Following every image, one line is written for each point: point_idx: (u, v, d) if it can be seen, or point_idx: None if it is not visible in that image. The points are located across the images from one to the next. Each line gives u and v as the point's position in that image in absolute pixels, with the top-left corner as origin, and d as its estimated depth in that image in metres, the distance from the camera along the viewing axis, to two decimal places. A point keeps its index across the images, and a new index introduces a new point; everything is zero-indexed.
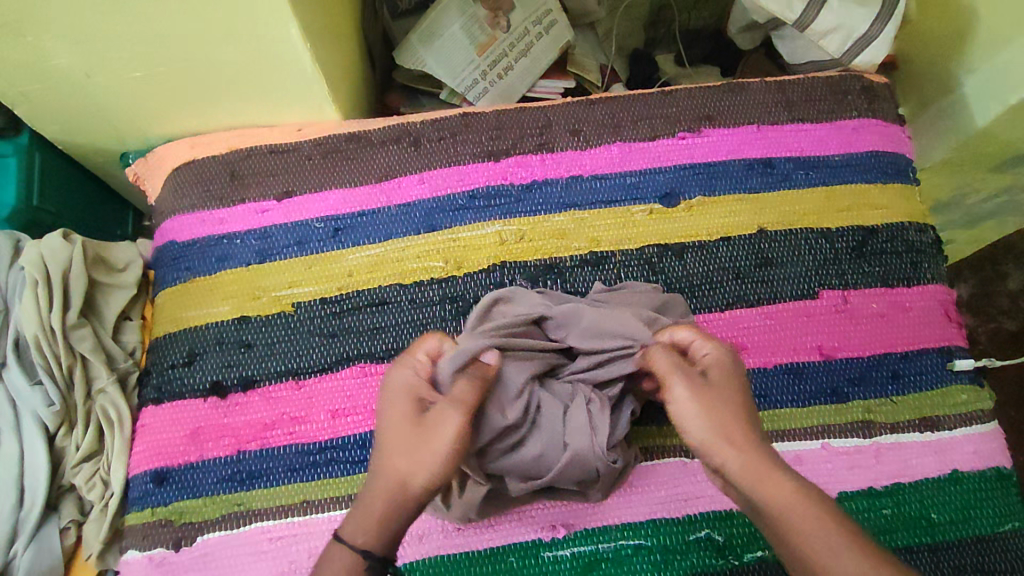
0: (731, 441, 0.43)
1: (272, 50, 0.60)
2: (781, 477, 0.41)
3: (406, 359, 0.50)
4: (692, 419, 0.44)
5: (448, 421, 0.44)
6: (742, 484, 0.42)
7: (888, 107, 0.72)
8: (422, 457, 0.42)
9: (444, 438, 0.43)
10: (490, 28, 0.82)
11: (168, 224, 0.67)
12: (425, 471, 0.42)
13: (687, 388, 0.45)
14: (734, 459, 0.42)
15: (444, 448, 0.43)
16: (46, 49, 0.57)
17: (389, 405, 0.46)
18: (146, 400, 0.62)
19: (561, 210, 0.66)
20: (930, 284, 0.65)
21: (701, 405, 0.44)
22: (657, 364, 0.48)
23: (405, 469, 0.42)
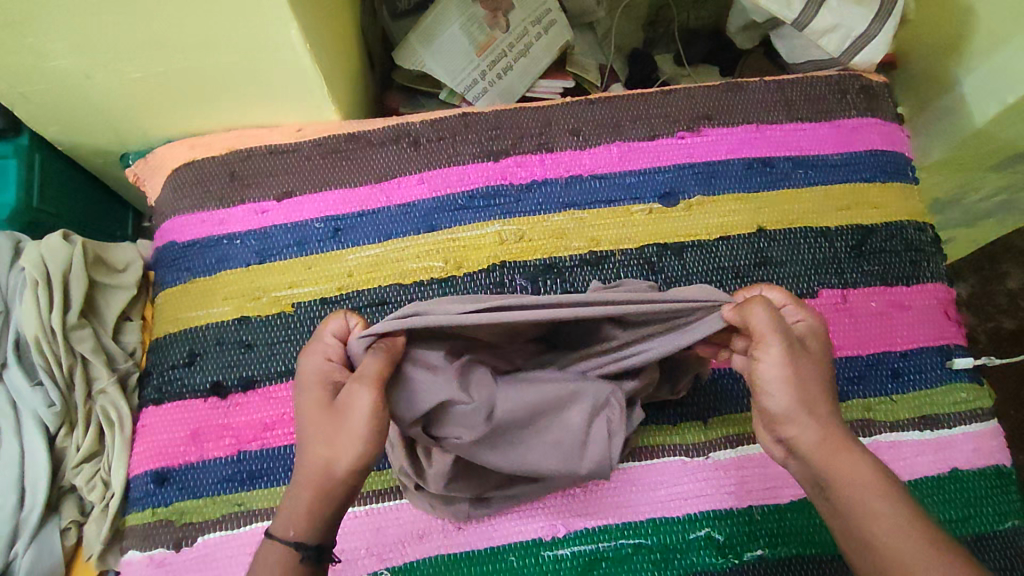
0: (815, 415, 0.44)
1: (272, 51, 0.60)
2: (855, 454, 0.44)
3: (316, 345, 0.47)
4: (783, 388, 0.44)
5: (358, 406, 0.42)
6: (819, 456, 0.44)
7: (887, 107, 0.72)
8: (341, 444, 0.42)
9: (358, 423, 0.42)
10: (489, 28, 0.82)
11: (168, 225, 0.67)
12: (344, 455, 0.42)
13: (783, 357, 0.44)
14: (815, 432, 0.44)
15: (360, 431, 0.42)
16: (46, 51, 0.57)
17: (305, 398, 0.45)
18: (146, 400, 0.62)
19: (560, 210, 0.66)
20: (930, 283, 0.65)
21: (793, 375, 0.44)
22: (752, 322, 0.44)
23: (325, 454, 0.43)
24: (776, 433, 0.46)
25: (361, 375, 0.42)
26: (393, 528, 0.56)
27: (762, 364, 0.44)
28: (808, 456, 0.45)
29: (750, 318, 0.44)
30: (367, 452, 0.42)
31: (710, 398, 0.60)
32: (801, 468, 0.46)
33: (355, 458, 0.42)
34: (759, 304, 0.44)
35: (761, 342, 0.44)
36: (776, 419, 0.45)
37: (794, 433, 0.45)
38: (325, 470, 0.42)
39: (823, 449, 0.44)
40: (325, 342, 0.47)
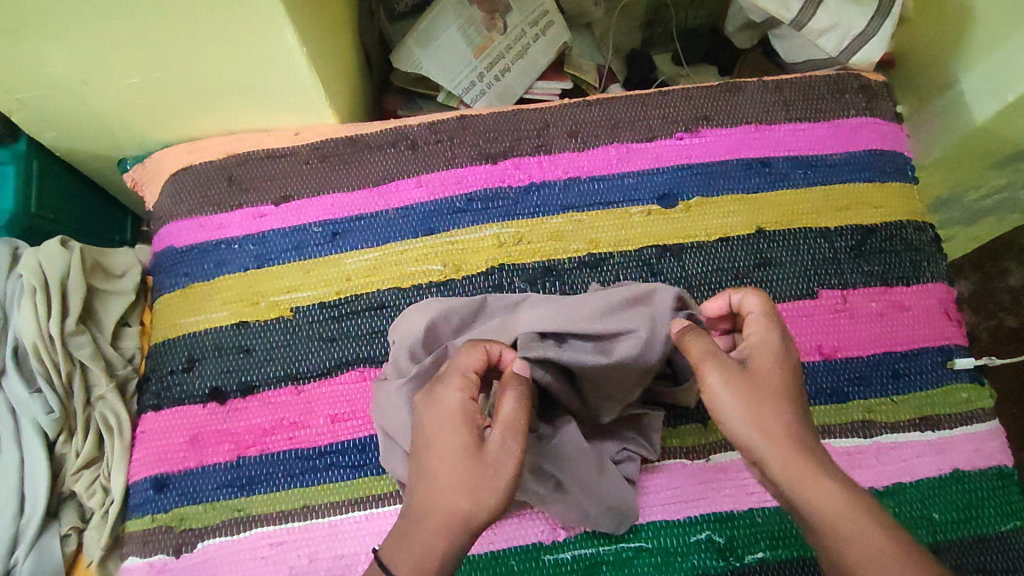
0: (771, 439, 0.43)
1: (269, 55, 0.60)
2: (820, 479, 0.41)
3: (453, 378, 0.46)
4: (732, 407, 0.44)
5: (507, 459, 0.43)
6: (785, 478, 0.42)
7: (886, 105, 0.72)
8: (483, 491, 0.42)
9: (504, 476, 0.42)
10: (487, 30, 0.82)
11: (166, 230, 0.67)
12: (486, 508, 0.42)
13: (722, 376, 0.44)
14: (775, 459, 0.42)
15: (505, 479, 0.42)
16: (42, 57, 0.57)
17: (433, 432, 0.44)
18: (145, 406, 0.62)
19: (559, 213, 0.66)
20: (931, 283, 0.65)
21: (740, 394, 0.44)
22: (690, 348, 0.46)
23: (466, 506, 0.41)
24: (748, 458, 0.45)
25: (507, 424, 0.44)
26: None
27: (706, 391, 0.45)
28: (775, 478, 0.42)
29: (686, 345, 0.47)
30: (502, 508, 0.42)
31: None
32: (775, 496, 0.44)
33: (492, 514, 0.42)
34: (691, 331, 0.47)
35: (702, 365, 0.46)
36: (739, 443, 0.44)
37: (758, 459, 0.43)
38: (456, 519, 0.41)
39: (790, 469, 0.42)
40: (462, 374, 0.46)
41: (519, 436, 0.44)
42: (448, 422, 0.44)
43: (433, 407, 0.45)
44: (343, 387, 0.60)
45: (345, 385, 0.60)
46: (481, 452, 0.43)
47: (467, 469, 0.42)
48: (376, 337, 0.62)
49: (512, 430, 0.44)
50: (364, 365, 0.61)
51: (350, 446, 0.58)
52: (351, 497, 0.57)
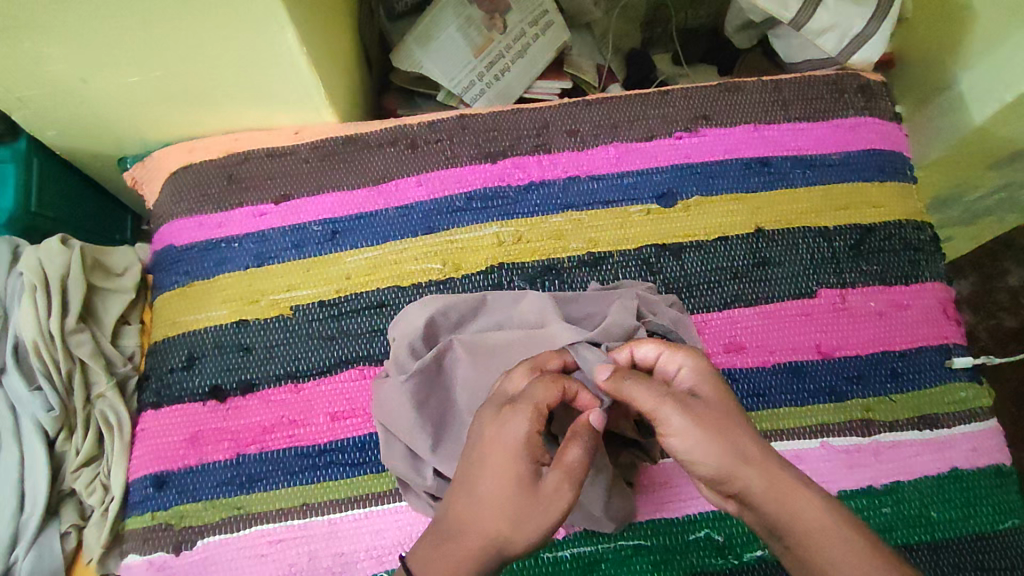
0: (749, 465, 0.42)
1: (269, 54, 0.60)
2: (800, 493, 0.42)
3: (525, 410, 0.43)
4: (702, 447, 0.42)
5: (562, 500, 0.42)
6: (766, 507, 0.42)
7: (885, 105, 0.72)
8: (528, 528, 0.41)
9: (551, 518, 0.42)
10: (487, 29, 0.82)
11: (166, 228, 0.67)
12: (524, 542, 0.41)
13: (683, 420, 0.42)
14: (757, 482, 0.42)
15: (550, 522, 0.42)
16: (43, 56, 0.57)
17: (491, 458, 0.43)
18: (146, 404, 0.62)
19: (559, 212, 0.66)
20: (929, 282, 0.65)
21: (704, 432, 0.42)
22: (638, 399, 0.43)
23: (505, 537, 0.41)
24: (722, 492, 0.44)
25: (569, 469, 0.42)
26: (392, 531, 0.56)
27: (671, 434, 0.43)
28: (755, 507, 0.43)
29: (634, 397, 0.44)
30: (542, 539, 0.42)
31: None
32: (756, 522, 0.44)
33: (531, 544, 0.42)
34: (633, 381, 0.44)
35: (656, 411, 0.43)
36: (715, 480, 0.43)
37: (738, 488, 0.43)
38: (495, 546, 0.41)
39: (766, 500, 0.42)
40: (532, 409, 0.43)
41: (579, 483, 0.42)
42: (510, 453, 0.42)
43: (498, 434, 0.43)
44: (343, 385, 0.60)
45: (344, 384, 0.60)
46: (535, 487, 0.42)
47: (518, 505, 0.41)
48: (376, 335, 0.62)
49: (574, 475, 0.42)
50: (363, 364, 0.61)
51: (349, 445, 0.58)
52: (351, 495, 0.57)
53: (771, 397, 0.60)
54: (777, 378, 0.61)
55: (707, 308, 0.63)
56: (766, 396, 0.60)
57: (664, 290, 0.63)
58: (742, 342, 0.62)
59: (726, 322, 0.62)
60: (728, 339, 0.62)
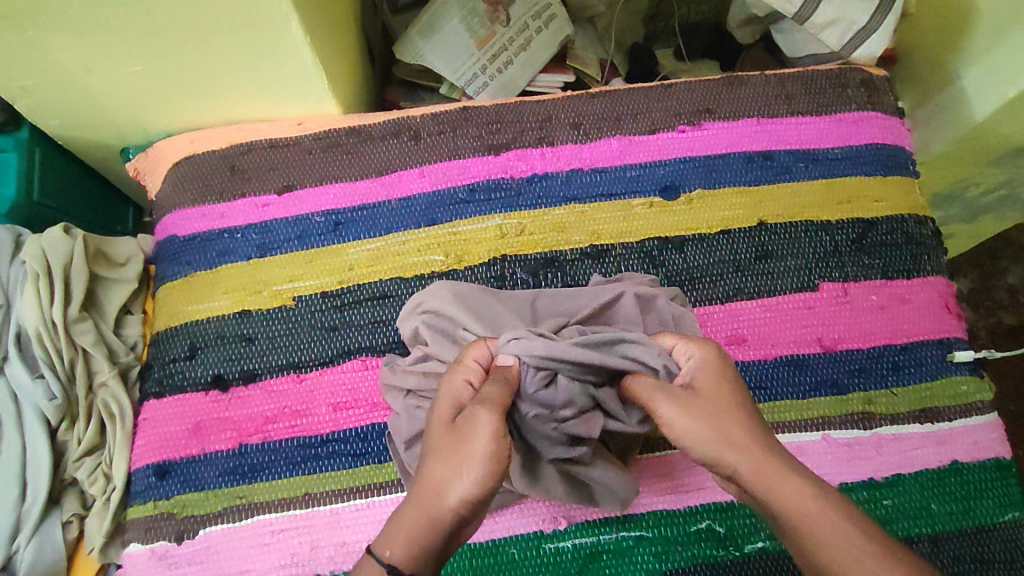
0: (732, 447, 0.42)
1: (272, 44, 0.60)
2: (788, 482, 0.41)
3: (456, 367, 0.48)
4: (689, 430, 0.44)
5: (481, 424, 0.42)
6: (755, 492, 0.41)
7: (888, 100, 0.72)
8: (457, 461, 0.41)
9: (480, 445, 0.41)
10: (489, 22, 0.82)
11: (169, 218, 0.67)
12: (460, 477, 0.40)
13: (672, 405, 0.45)
14: (742, 467, 0.42)
15: (481, 451, 0.41)
16: (46, 44, 0.57)
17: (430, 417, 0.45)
18: (147, 394, 0.62)
19: (562, 204, 0.66)
20: (931, 276, 0.65)
21: (693, 417, 0.44)
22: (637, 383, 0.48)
23: (441, 475, 0.41)
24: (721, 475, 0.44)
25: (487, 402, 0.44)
26: None
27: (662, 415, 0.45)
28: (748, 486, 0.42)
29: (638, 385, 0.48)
30: (484, 478, 0.40)
31: None
32: (757, 506, 0.42)
33: (475, 486, 0.40)
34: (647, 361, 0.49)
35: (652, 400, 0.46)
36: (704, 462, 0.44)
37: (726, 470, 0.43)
38: (437, 493, 0.40)
39: (758, 476, 0.41)
40: (467, 365, 0.48)
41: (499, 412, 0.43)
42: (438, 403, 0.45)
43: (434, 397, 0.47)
44: (345, 375, 0.60)
45: (346, 374, 0.60)
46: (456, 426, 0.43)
47: (445, 443, 0.42)
48: (379, 326, 0.62)
49: (494, 407, 0.44)
50: (365, 354, 0.61)
51: (352, 435, 0.59)
52: (353, 485, 0.57)
53: (773, 389, 0.60)
54: (778, 370, 0.61)
55: (709, 301, 0.63)
56: (767, 389, 0.60)
57: (666, 283, 0.63)
58: (743, 335, 0.62)
59: (727, 315, 0.62)
60: (729, 331, 0.62)
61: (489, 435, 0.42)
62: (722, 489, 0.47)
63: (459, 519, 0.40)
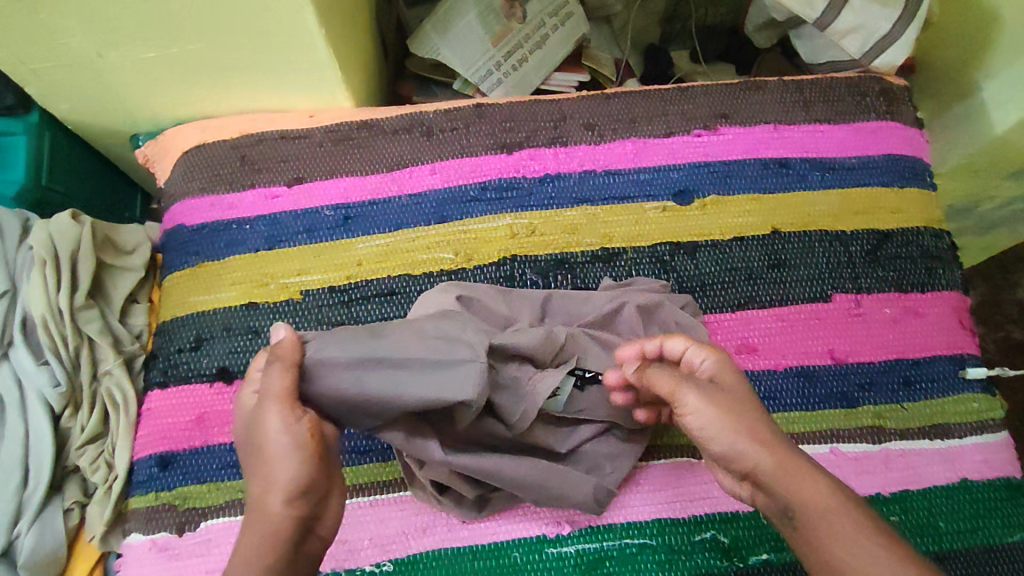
0: (761, 445, 0.43)
1: (288, 35, 0.59)
2: (810, 476, 0.42)
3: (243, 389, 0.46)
4: (717, 427, 0.44)
5: (269, 428, 0.42)
6: (778, 484, 0.42)
7: (907, 110, 0.71)
8: (267, 473, 0.41)
9: (280, 446, 0.42)
10: (506, 19, 0.81)
11: (177, 207, 0.67)
12: (276, 484, 0.41)
13: (697, 402, 0.44)
14: (767, 460, 0.42)
15: (285, 449, 0.41)
16: (59, 28, 0.57)
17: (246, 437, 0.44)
18: (152, 383, 0.61)
19: (573, 205, 0.65)
20: (946, 290, 0.65)
21: (723, 416, 0.44)
22: (659, 384, 0.47)
23: (260, 491, 0.41)
24: (735, 471, 0.44)
25: (268, 398, 0.43)
26: (397, 521, 0.55)
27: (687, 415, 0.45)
28: (767, 482, 0.42)
29: (653, 380, 0.47)
30: (296, 470, 0.41)
31: None
32: (768, 505, 0.43)
33: (290, 482, 0.41)
34: (652, 367, 0.48)
35: (676, 394, 0.46)
36: (727, 459, 0.44)
37: (749, 466, 0.43)
38: (265, 509, 0.41)
39: (780, 469, 0.42)
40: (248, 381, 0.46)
41: (283, 404, 0.43)
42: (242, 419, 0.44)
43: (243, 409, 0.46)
44: None
45: None
46: (257, 436, 0.43)
47: (258, 458, 0.42)
48: None
49: (279, 401, 0.43)
50: None
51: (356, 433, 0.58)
52: (356, 483, 0.56)
53: (782, 400, 0.60)
54: (787, 381, 0.60)
55: (720, 309, 0.62)
56: (776, 399, 0.60)
57: (677, 289, 0.63)
58: (753, 344, 0.61)
59: (738, 323, 0.62)
60: (739, 340, 0.61)
61: (278, 435, 0.42)
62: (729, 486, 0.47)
63: (320, 514, 0.43)
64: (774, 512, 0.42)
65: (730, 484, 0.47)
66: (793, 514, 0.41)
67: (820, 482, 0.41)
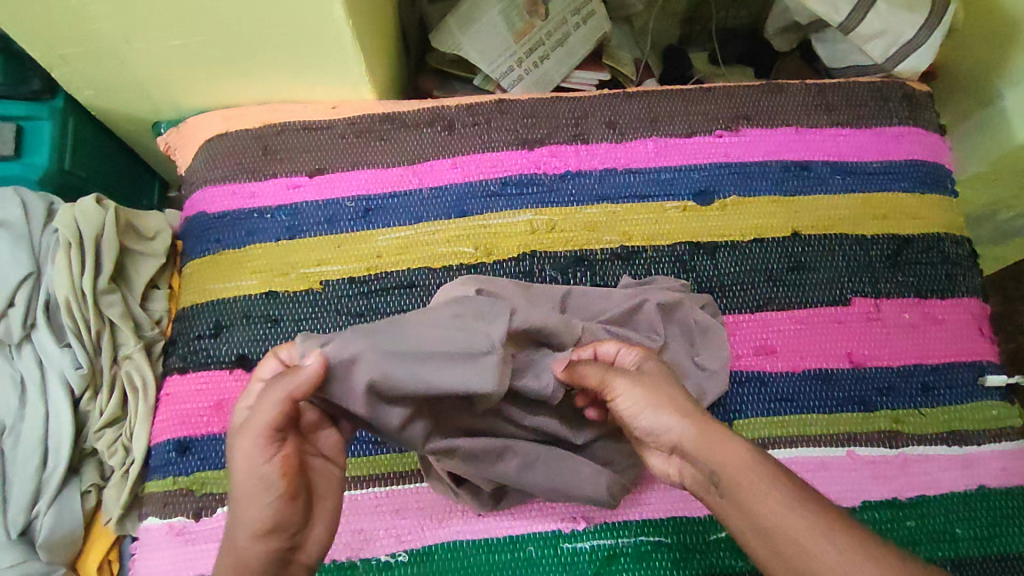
0: (686, 417, 0.44)
1: (314, 26, 0.59)
2: (730, 438, 0.42)
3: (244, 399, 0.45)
4: (649, 403, 0.45)
5: (241, 464, 0.41)
6: (703, 448, 0.42)
7: (929, 116, 0.71)
8: (237, 509, 0.41)
9: (247, 486, 0.40)
10: (529, 15, 0.81)
11: (199, 195, 0.67)
12: (241, 523, 0.40)
13: (627, 384, 0.46)
14: (690, 431, 0.43)
15: (252, 488, 0.40)
16: (88, 14, 0.57)
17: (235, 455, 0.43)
18: (170, 368, 0.61)
19: (594, 203, 0.65)
20: (966, 297, 0.65)
21: (650, 395, 0.45)
22: (586, 377, 0.47)
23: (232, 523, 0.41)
24: (664, 447, 0.45)
25: (246, 430, 0.41)
26: (413, 512, 0.55)
27: (618, 399, 0.46)
28: (692, 447, 0.42)
29: (580, 376, 0.48)
30: (260, 513, 0.40)
31: (727, 401, 0.59)
32: (698, 476, 0.43)
33: (255, 526, 0.40)
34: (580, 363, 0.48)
35: (606, 382, 0.47)
36: (654, 436, 0.45)
37: (674, 437, 0.43)
38: (232, 544, 0.41)
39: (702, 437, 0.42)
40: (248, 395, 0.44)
41: (258, 440, 0.41)
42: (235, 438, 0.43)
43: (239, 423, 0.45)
44: None
45: None
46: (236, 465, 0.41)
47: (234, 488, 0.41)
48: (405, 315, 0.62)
49: (255, 436, 0.41)
50: None
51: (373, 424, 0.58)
52: (372, 473, 0.56)
53: (799, 403, 0.60)
54: (805, 384, 0.60)
55: (739, 310, 0.62)
56: (794, 402, 0.60)
57: (696, 289, 0.63)
58: (771, 346, 0.61)
59: (757, 325, 0.62)
60: (758, 341, 0.61)
61: (248, 475, 0.40)
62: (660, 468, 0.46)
63: (304, 541, 0.43)
64: (703, 480, 0.42)
65: (663, 466, 0.46)
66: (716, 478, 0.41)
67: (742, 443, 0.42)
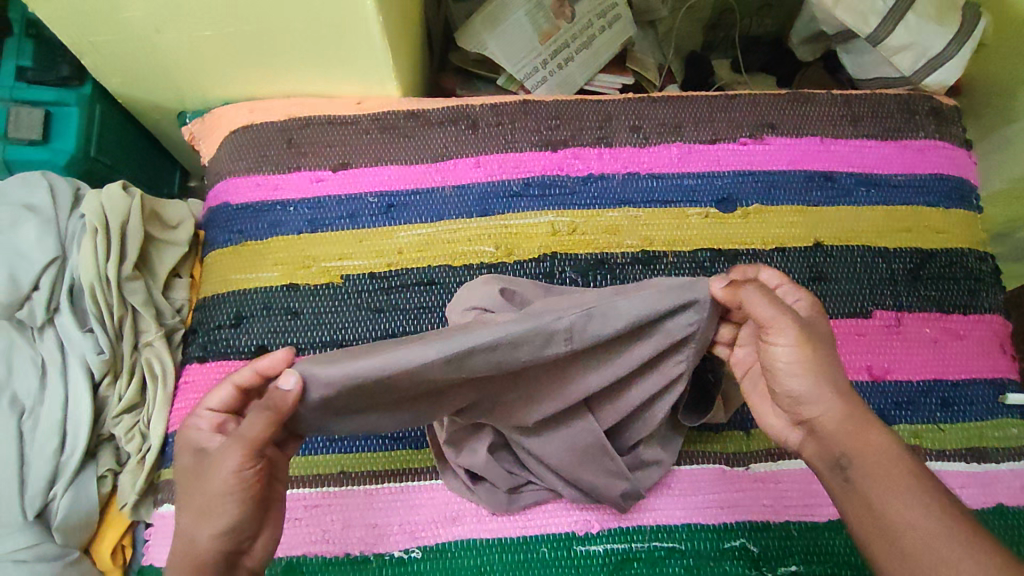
0: (838, 395, 0.45)
1: (343, 22, 0.60)
2: (874, 430, 0.44)
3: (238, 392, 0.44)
4: (804, 366, 0.45)
5: (221, 467, 0.41)
6: (842, 434, 0.44)
7: (956, 131, 0.70)
8: (205, 504, 0.42)
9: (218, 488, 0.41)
10: (555, 18, 0.81)
11: (222, 185, 0.68)
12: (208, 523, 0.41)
13: (797, 338, 0.44)
14: (836, 412, 0.45)
15: (220, 492, 0.41)
16: (121, 3, 0.57)
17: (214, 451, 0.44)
18: (191, 357, 0.62)
19: (616, 206, 0.65)
20: (988, 314, 0.64)
21: (811, 359, 0.45)
22: (756, 312, 0.45)
23: (198, 517, 0.42)
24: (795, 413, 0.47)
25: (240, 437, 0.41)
26: (427, 508, 0.55)
27: (777, 346, 0.45)
28: (829, 427, 0.45)
29: (753, 308, 0.45)
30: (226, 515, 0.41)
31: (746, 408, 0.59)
32: (818, 452, 0.46)
33: (221, 527, 0.41)
34: (754, 289, 0.45)
35: (775, 326, 0.45)
36: (796, 399, 0.46)
37: (815, 413, 0.45)
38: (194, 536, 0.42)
39: (843, 423, 0.45)
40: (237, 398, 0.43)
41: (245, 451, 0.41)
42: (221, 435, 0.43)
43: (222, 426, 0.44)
44: None
45: None
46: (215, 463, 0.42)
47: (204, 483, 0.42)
48: (423, 312, 0.62)
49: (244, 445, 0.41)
50: None
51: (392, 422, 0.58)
52: (388, 469, 0.57)
53: None
54: None
55: None
56: None
57: None
58: None
59: None
60: None
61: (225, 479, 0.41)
62: (778, 426, 0.49)
63: (248, 550, 0.44)
64: (828, 462, 0.45)
65: (781, 428, 0.49)
66: (846, 464, 0.44)
67: (878, 434, 0.44)
